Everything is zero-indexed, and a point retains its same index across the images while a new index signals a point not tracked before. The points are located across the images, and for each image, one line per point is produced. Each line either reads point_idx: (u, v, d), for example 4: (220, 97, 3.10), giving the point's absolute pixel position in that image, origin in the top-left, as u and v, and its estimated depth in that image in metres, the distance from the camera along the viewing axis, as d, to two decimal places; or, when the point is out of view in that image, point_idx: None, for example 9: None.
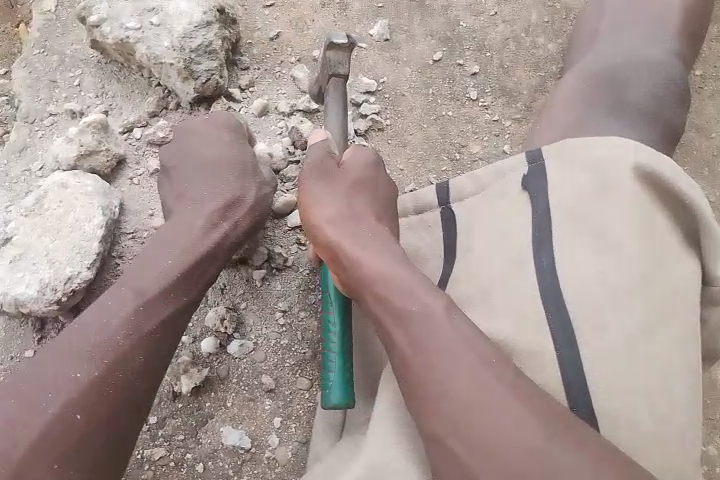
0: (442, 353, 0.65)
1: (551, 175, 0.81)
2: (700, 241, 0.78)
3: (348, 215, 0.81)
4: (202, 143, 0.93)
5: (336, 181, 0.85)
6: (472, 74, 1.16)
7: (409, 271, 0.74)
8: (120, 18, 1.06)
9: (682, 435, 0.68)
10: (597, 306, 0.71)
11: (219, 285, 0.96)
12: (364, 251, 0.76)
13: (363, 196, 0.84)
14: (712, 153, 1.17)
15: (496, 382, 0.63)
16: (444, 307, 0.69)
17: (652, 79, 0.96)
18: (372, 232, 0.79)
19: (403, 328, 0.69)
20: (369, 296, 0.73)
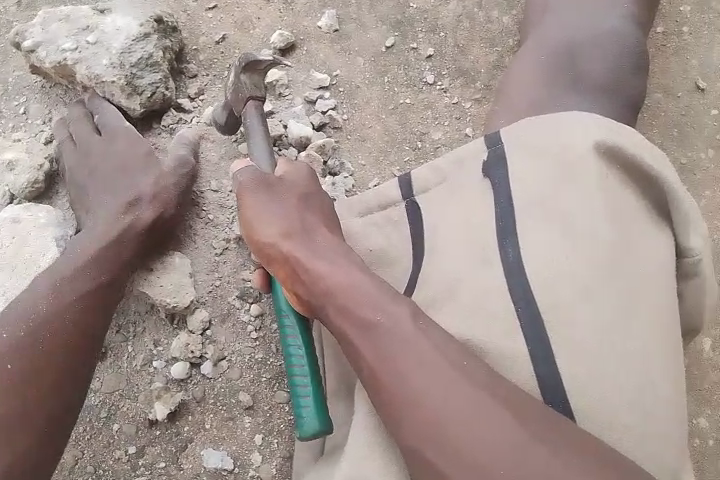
0: (415, 356, 0.64)
1: (513, 162, 0.79)
2: (671, 216, 0.77)
3: (299, 230, 0.77)
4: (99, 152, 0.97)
5: (284, 195, 0.80)
6: (427, 57, 1.13)
7: (375, 282, 0.70)
8: (55, 41, 1.03)
9: (663, 417, 0.67)
10: (570, 300, 0.68)
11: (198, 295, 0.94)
12: (327, 265, 0.73)
13: (310, 209, 0.80)
14: (680, 113, 1.14)
15: (462, 380, 0.62)
16: (410, 314, 0.67)
17: (605, 49, 0.92)
18: (329, 245, 0.76)
19: (372, 339, 0.66)
20: (336, 310, 0.70)
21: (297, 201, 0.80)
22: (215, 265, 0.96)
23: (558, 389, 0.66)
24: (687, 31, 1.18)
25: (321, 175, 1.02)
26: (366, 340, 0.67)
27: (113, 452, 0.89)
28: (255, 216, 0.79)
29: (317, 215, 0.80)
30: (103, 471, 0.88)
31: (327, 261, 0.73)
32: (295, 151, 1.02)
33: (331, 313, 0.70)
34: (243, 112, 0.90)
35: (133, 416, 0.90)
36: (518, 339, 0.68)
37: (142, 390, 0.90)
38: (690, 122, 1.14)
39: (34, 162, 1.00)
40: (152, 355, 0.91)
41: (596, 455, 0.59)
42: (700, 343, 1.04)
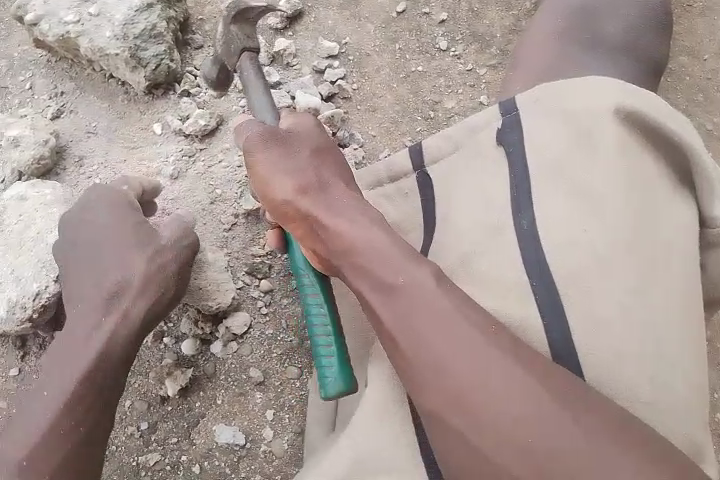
0: (445, 326, 0.58)
1: (527, 127, 0.76)
2: (693, 183, 0.73)
3: (315, 184, 0.71)
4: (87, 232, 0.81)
5: (298, 146, 0.74)
6: (440, 22, 1.08)
7: (394, 237, 0.65)
8: (58, 13, 1.00)
9: (683, 392, 0.63)
10: (586, 270, 0.65)
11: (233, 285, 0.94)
12: (347, 222, 0.67)
13: (325, 161, 0.74)
14: (707, 77, 1.08)
15: (499, 356, 0.56)
16: (434, 275, 0.61)
17: (624, 8, 0.88)
18: (348, 199, 0.70)
19: (392, 303, 0.61)
20: (353, 273, 0.65)
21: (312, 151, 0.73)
22: (224, 240, 0.96)
23: (570, 364, 0.62)
24: None
25: None
26: (386, 304, 0.61)
27: (125, 428, 0.88)
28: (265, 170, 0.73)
29: (332, 170, 0.74)
30: (116, 447, 0.88)
31: (344, 216, 0.68)
32: None
33: (351, 275, 0.65)
34: (239, 67, 0.84)
35: (144, 392, 0.89)
36: (531, 310, 0.66)
37: (153, 366, 0.90)
38: (718, 86, 1.08)
39: (40, 136, 0.99)
40: (162, 331, 0.91)
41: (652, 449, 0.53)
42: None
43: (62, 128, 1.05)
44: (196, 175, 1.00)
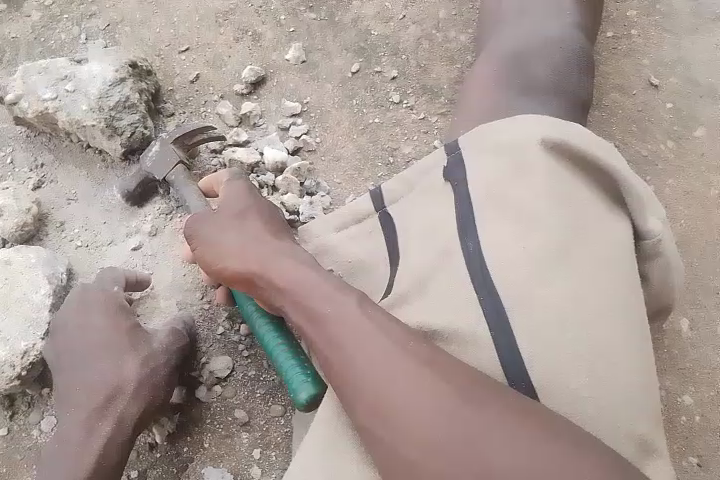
0: (386, 360, 0.65)
1: (470, 165, 0.84)
2: (623, 202, 0.82)
3: (239, 244, 0.82)
4: (81, 335, 0.91)
5: (224, 221, 0.85)
6: (392, 79, 1.19)
7: (320, 277, 0.74)
8: (36, 91, 1.07)
9: (633, 386, 0.70)
10: (527, 282, 0.73)
11: (217, 332, 1.00)
12: (282, 272, 0.77)
13: (250, 223, 0.85)
14: (636, 110, 1.20)
15: (436, 379, 0.63)
16: (356, 306, 0.70)
17: (554, 54, 0.98)
18: (277, 249, 0.80)
19: (324, 338, 0.70)
20: (296, 311, 0.74)
21: (238, 221, 0.85)
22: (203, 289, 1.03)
23: (522, 371, 0.69)
24: (635, 33, 1.26)
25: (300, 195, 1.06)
26: (317, 336, 0.71)
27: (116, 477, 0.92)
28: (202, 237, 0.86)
29: (256, 224, 0.85)
30: None
31: (267, 265, 0.78)
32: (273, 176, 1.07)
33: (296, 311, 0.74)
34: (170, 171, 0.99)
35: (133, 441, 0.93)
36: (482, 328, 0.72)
37: None
38: (647, 117, 1.19)
39: (23, 205, 1.05)
40: None
41: (589, 450, 0.58)
42: (677, 325, 1.05)
43: (43, 196, 1.11)
44: (174, 232, 1.08)
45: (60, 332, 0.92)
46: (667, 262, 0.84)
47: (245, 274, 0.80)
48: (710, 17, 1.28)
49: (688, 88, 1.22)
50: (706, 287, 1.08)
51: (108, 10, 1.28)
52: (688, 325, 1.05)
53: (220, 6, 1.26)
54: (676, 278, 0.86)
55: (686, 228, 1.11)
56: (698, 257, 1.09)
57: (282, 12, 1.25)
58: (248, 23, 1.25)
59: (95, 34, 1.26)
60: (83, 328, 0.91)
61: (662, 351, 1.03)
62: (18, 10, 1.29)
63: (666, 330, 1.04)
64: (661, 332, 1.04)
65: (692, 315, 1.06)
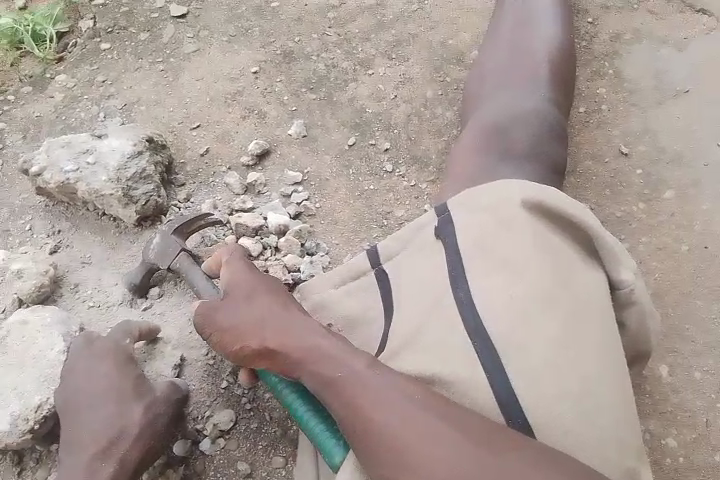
0: (393, 405, 0.75)
1: (459, 222, 0.92)
2: (598, 254, 0.90)
3: (254, 320, 0.88)
4: (85, 384, 0.95)
5: (234, 301, 0.92)
6: (385, 150, 1.30)
7: (330, 343, 0.84)
8: (58, 163, 1.17)
9: (613, 421, 0.76)
10: (515, 328, 0.79)
11: (220, 386, 1.05)
12: (295, 341, 0.85)
13: (257, 300, 0.91)
14: (610, 176, 1.32)
15: (440, 420, 0.73)
16: (366, 364, 0.80)
17: (530, 125, 1.09)
18: (287, 323, 0.87)
19: (340, 399, 0.79)
20: (311, 377, 0.82)
21: (246, 300, 0.91)
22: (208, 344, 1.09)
23: (517, 403, 0.75)
24: (605, 107, 1.40)
25: (300, 255, 1.14)
26: (331, 392, 0.80)
27: None
28: (216, 309, 0.91)
29: (267, 297, 0.91)
30: None
31: (281, 337, 0.86)
32: (275, 238, 1.15)
33: (310, 379, 0.82)
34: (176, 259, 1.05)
35: None
36: (477, 368, 0.78)
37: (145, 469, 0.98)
38: (619, 181, 1.32)
39: (41, 267, 1.13)
40: None
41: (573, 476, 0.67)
42: (654, 370, 1.14)
43: (59, 260, 1.19)
44: (182, 292, 1.14)
45: (70, 372, 0.96)
46: (643, 310, 0.92)
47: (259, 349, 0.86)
48: (673, 92, 1.42)
49: (656, 155, 1.35)
50: (682, 336, 1.17)
51: (125, 92, 1.41)
52: (667, 371, 1.14)
53: (228, 88, 1.40)
54: (651, 324, 0.94)
55: (661, 281, 1.22)
56: (672, 307, 1.19)
57: (285, 93, 1.39)
58: (254, 103, 1.38)
59: (113, 112, 1.38)
60: (90, 371, 0.96)
61: (643, 396, 1.12)
62: (44, 93, 1.43)
63: (647, 377, 1.13)
64: (641, 378, 1.13)
65: (670, 362, 1.15)
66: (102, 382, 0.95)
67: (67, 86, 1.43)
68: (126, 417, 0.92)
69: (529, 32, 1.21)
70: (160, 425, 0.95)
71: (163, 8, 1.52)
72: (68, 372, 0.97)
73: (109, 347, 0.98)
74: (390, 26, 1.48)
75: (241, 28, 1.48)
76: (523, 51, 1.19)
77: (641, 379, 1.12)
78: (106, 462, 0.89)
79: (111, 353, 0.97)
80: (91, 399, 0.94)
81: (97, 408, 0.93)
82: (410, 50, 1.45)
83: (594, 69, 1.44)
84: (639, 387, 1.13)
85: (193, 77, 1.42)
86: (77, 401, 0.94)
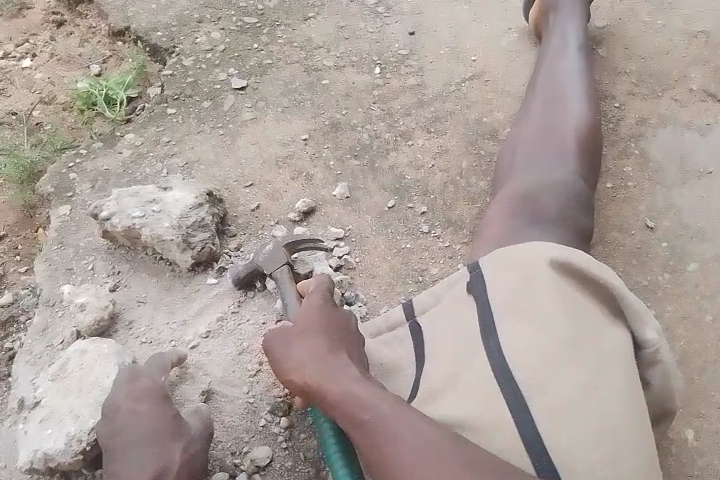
0: (410, 448, 0.81)
1: (490, 276, 1.00)
2: (622, 311, 0.97)
3: (301, 359, 0.96)
4: (134, 410, 1.01)
5: (290, 334, 1.00)
6: (422, 213, 1.42)
7: (361, 385, 0.90)
8: (126, 211, 1.29)
9: (631, 469, 0.82)
10: (541, 375, 0.86)
11: (260, 423, 1.13)
12: (329, 381, 0.92)
13: (307, 337, 0.99)
14: (636, 247, 1.39)
15: (451, 465, 0.79)
16: (389, 407, 0.86)
17: (555, 193, 1.18)
18: (327, 362, 0.94)
19: (361, 434, 0.86)
20: (340, 417, 0.89)
21: (300, 334, 0.99)
22: (250, 383, 1.17)
23: (544, 447, 0.81)
24: (631, 184, 1.48)
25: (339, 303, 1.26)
26: (357, 432, 0.87)
27: None
28: (275, 340, 1.00)
29: (318, 338, 0.98)
30: None
31: (320, 374, 0.93)
32: None
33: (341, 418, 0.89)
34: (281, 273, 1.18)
35: None
36: (505, 412, 0.85)
37: None
38: (646, 253, 1.39)
39: (101, 302, 1.23)
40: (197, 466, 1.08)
41: None
42: (682, 434, 1.19)
43: (117, 298, 1.28)
44: (228, 332, 1.23)
45: (114, 406, 1.01)
46: (666, 371, 0.97)
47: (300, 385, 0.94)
48: (697, 172, 1.51)
49: (680, 229, 1.42)
50: (706, 402, 1.23)
51: (187, 151, 1.55)
52: (693, 435, 1.19)
53: (280, 152, 1.53)
54: (675, 383, 0.99)
55: (686, 349, 1.28)
56: (697, 374, 1.26)
57: (331, 158, 1.52)
58: (303, 167, 1.50)
59: (175, 169, 1.52)
60: (135, 406, 1.01)
61: (669, 457, 1.17)
62: (113, 148, 1.57)
63: (673, 439, 1.19)
64: (666, 438, 1.18)
65: (696, 427, 1.20)
66: (146, 418, 1.01)
67: (135, 143, 1.57)
68: (170, 446, 0.99)
69: (560, 110, 1.32)
70: (197, 462, 1.01)
71: (226, 80, 1.68)
72: (117, 397, 1.02)
73: (153, 385, 1.05)
74: (429, 103, 1.62)
75: (294, 100, 1.64)
76: (553, 127, 1.29)
77: (668, 442, 1.18)
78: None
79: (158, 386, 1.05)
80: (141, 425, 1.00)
81: (141, 441, 0.98)
82: (448, 125, 1.58)
83: (620, 149, 1.53)
84: (666, 449, 1.18)
85: (249, 141, 1.56)
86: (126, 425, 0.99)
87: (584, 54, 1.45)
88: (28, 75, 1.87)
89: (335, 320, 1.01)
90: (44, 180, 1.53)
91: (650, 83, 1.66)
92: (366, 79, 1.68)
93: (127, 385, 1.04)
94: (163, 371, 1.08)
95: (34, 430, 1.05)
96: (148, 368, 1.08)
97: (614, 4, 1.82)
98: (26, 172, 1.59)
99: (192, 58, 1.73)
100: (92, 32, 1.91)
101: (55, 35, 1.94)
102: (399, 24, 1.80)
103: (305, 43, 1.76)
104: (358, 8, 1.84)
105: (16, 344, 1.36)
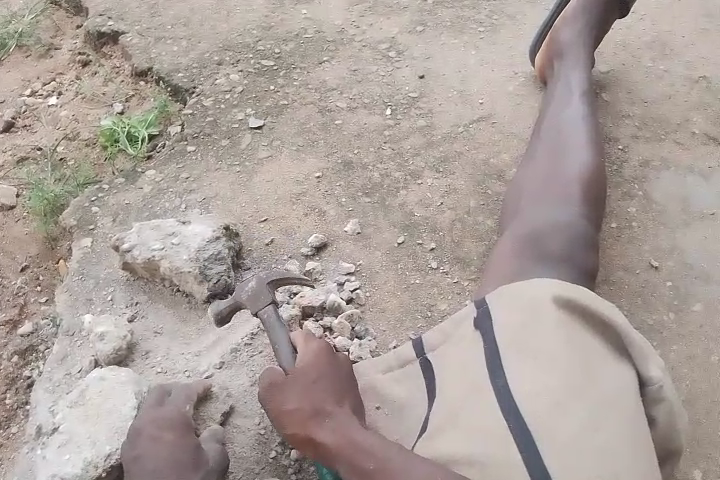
0: None
1: (497, 315, 1.03)
2: (627, 350, 1.00)
3: (307, 407, 0.97)
4: (155, 438, 1.04)
5: (291, 383, 1.00)
6: (431, 249, 1.47)
7: (365, 432, 0.94)
8: (147, 243, 1.35)
9: None
10: (546, 410, 0.89)
11: (270, 455, 1.16)
12: (332, 431, 0.94)
13: (312, 386, 0.99)
14: (640, 286, 1.43)
15: None
16: (395, 451, 0.90)
17: (561, 233, 1.23)
18: (330, 412, 0.97)
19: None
20: (347, 463, 0.92)
21: (303, 384, 0.99)
22: (261, 414, 1.20)
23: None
24: (635, 224, 1.52)
25: (350, 337, 1.30)
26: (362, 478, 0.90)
27: None
28: (275, 388, 1.00)
29: (325, 389, 0.99)
30: None
31: (326, 425, 0.95)
32: (332, 317, 1.32)
33: (347, 465, 0.91)
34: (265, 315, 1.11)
35: None
36: (514, 449, 0.87)
37: None
38: (650, 292, 1.42)
39: (121, 332, 1.27)
40: None
41: None
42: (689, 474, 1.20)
43: (135, 328, 1.33)
44: (241, 364, 1.26)
45: (140, 429, 1.05)
46: (671, 408, 0.99)
47: (304, 436, 0.96)
48: (701, 214, 1.55)
49: (684, 270, 1.46)
50: (713, 442, 1.24)
51: (205, 187, 1.61)
52: (700, 475, 1.20)
53: (294, 190, 1.59)
54: (680, 422, 1.00)
55: (692, 388, 1.30)
56: (703, 413, 1.27)
57: (343, 196, 1.57)
58: (316, 204, 1.56)
59: (193, 204, 1.58)
60: (159, 434, 1.05)
61: None
62: (134, 184, 1.64)
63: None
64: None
65: (703, 467, 1.21)
66: (169, 444, 1.04)
67: (156, 179, 1.64)
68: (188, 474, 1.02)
69: (563, 155, 1.37)
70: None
71: (243, 119, 1.76)
72: (141, 424, 1.06)
73: (176, 413, 1.09)
74: (438, 144, 1.68)
75: (308, 139, 1.71)
76: (557, 171, 1.35)
77: None
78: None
79: (180, 415, 1.09)
80: (159, 452, 1.03)
81: (161, 468, 1.01)
82: (456, 166, 1.64)
83: (624, 190, 1.58)
84: None
85: (265, 178, 1.62)
86: (147, 452, 1.02)
87: (588, 99, 1.52)
88: (54, 113, 1.96)
89: (336, 367, 1.02)
90: (68, 214, 1.59)
91: (653, 126, 1.71)
92: (377, 120, 1.75)
93: (151, 412, 1.08)
94: (186, 402, 1.13)
95: (52, 456, 1.08)
96: (175, 395, 1.14)
97: (617, 50, 1.90)
98: (49, 205, 1.68)
99: (212, 99, 1.82)
100: (115, 71, 2.00)
101: (81, 75, 2.03)
102: (410, 68, 1.88)
103: (319, 85, 1.84)
104: (370, 53, 1.93)
105: (34, 373, 1.41)
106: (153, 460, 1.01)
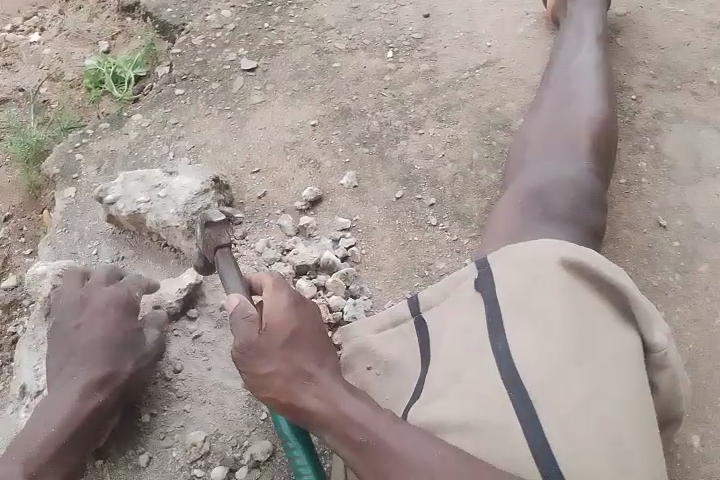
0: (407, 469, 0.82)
1: (498, 278, 0.98)
2: (633, 315, 0.95)
3: (290, 373, 0.91)
4: (94, 316, 1.11)
5: (272, 347, 0.92)
6: (430, 205, 1.40)
7: (353, 402, 0.89)
8: (132, 195, 1.28)
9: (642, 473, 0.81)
10: (547, 377, 0.85)
11: (261, 418, 1.13)
12: (317, 398, 0.90)
13: (294, 347, 0.93)
14: (646, 245, 1.37)
15: None
16: (390, 425, 0.86)
17: (569, 191, 1.16)
18: (313, 376, 0.92)
19: (361, 455, 0.86)
20: (334, 432, 0.88)
21: (283, 347, 0.92)
22: None
23: (552, 456, 0.80)
24: (644, 180, 1.45)
25: (344, 296, 1.25)
26: (349, 448, 0.87)
27: None
28: (253, 350, 0.92)
29: (304, 353, 0.93)
30: None
31: (311, 394, 0.90)
32: (325, 275, 1.27)
33: (333, 433, 0.88)
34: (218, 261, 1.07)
35: None
36: (512, 417, 0.83)
37: None
38: (656, 252, 1.37)
39: None
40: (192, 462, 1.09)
41: None
42: (687, 438, 1.19)
43: None
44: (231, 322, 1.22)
45: (89, 298, 1.12)
46: (675, 374, 0.95)
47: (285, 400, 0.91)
48: (714, 169, 1.48)
49: (693, 229, 1.40)
50: (712, 406, 1.22)
51: (195, 134, 1.53)
52: (699, 441, 1.18)
53: (289, 138, 1.51)
54: (683, 388, 0.97)
55: (694, 351, 1.27)
56: (705, 378, 1.24)
57: (340, 146, 1.50)
58: (311, 154, 1.48)
59: (182, 153, 1.50)
60: (100, 311, 1.11)
61: (674, 463, 1.16)
62: (120, 131, 1.55)
63: (678, 444, 1.18)
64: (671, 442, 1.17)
65: (701, 432, 1.19)
66: (109, 318, 1.10)
67: (142, 126, 1.55)
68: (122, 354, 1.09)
69: (572, 106, 1.29)
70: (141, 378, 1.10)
71: (235, 60, 1.65)
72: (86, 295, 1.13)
73: (119, 292, 1.13)
74: (441, 91, 1.59)
75: (304, 84, 1.61)
76: (565, 123, 1.26)
77: (673, 447, 1.17)
78: (98, 392, 1.05)
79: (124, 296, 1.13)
80: (97, 329, 1.09)
81: (97, 345, 1.08)
82: (460, 115, 1.55)
83: (634, 143, 1.50)
84: (671, 455, 1.17)
85: (258, 125, 1.54)
86: (85, 329, 1.10)
87: (600, 44, 1.41)
88: (36, 51, 1.84)
89: (317, 330, 0.97)
90: (51, 161, 1.51)
91: (669, 75, 1.62)
92: (377, 64, 1.64)
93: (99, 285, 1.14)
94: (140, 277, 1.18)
95: None
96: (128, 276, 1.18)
97: None
98: (32, 152, 1.58)
99: (201, 37, 1.70)
100: (101, 6, 1.88)
101: (64, 10, 1.91)
102: (413, 6, 1.76)
103: (316, 23, 1.73)
104: None
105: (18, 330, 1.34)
106: (91, 334, 1.09)
